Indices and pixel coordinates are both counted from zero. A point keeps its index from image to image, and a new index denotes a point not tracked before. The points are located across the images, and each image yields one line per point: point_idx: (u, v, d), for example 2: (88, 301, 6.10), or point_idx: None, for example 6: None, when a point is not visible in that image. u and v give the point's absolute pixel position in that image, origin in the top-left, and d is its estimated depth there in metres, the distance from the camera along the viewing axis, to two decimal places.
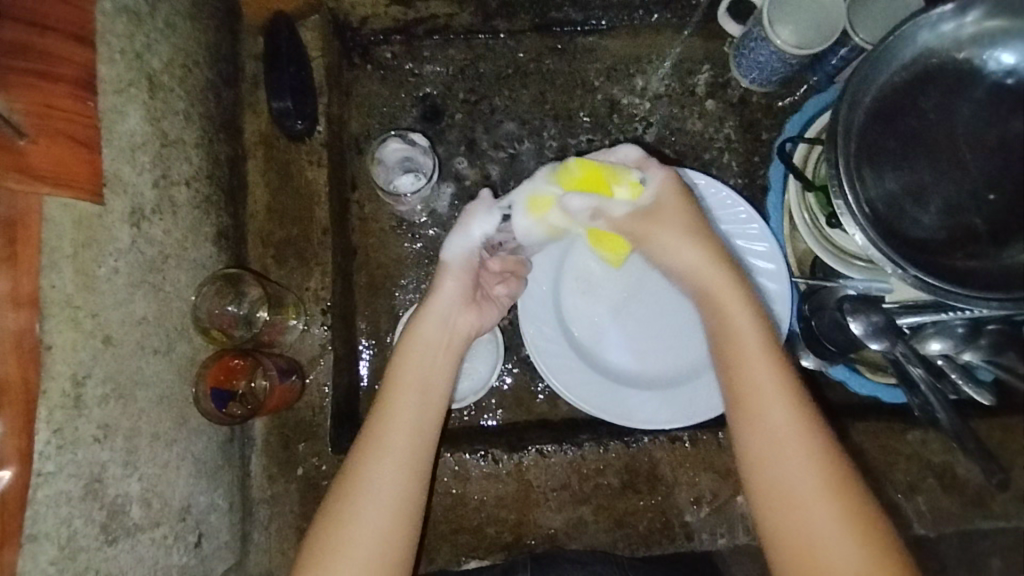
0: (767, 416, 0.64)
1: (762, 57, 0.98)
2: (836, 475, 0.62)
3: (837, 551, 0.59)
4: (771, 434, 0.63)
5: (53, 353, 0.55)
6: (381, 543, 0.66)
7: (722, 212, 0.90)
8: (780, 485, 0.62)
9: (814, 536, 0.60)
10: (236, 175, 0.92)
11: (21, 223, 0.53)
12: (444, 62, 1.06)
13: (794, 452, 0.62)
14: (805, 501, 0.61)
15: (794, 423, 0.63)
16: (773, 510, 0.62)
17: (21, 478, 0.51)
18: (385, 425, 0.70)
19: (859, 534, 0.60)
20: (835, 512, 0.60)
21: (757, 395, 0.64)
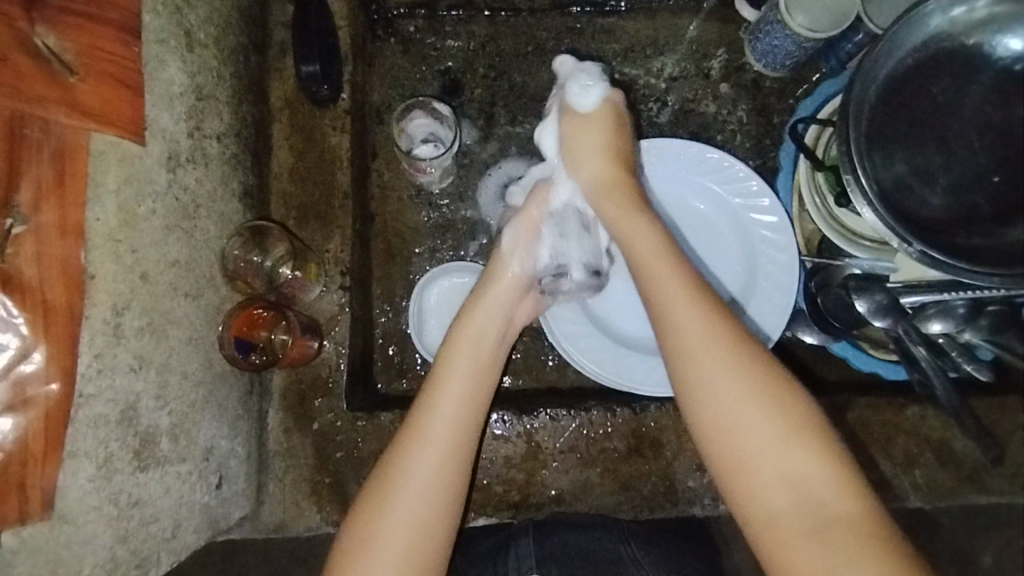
0: (679, 327, 0.65)
1: (777, 41, 1.00)
2: (769, 382, 0.61)
3: (767, 444, 0.59)
4: (691, 347, 0.64)
5: (95, 282, 0.57)
6: (440, 485, 0.70)
7: (732, 184, 0.90)
8: (701, 400, 0.63)
9: (740, 433, 0.60)
10: (261, 138, 0.95)
11: (70, 156, 0.56)
12: (465, 37, 1.08)
13: (710, 352, 0.63)
14: (744, 419, 0.60)
15: (708, 335, 0.64)
16: (701, 419, 0.62)
17: (65, 395, 0.53)
18: (433, 397, 0.73)
19: (793, 434, 0.59)
20: (764, 405, 0.60)
21: (667, 313, 0.66)
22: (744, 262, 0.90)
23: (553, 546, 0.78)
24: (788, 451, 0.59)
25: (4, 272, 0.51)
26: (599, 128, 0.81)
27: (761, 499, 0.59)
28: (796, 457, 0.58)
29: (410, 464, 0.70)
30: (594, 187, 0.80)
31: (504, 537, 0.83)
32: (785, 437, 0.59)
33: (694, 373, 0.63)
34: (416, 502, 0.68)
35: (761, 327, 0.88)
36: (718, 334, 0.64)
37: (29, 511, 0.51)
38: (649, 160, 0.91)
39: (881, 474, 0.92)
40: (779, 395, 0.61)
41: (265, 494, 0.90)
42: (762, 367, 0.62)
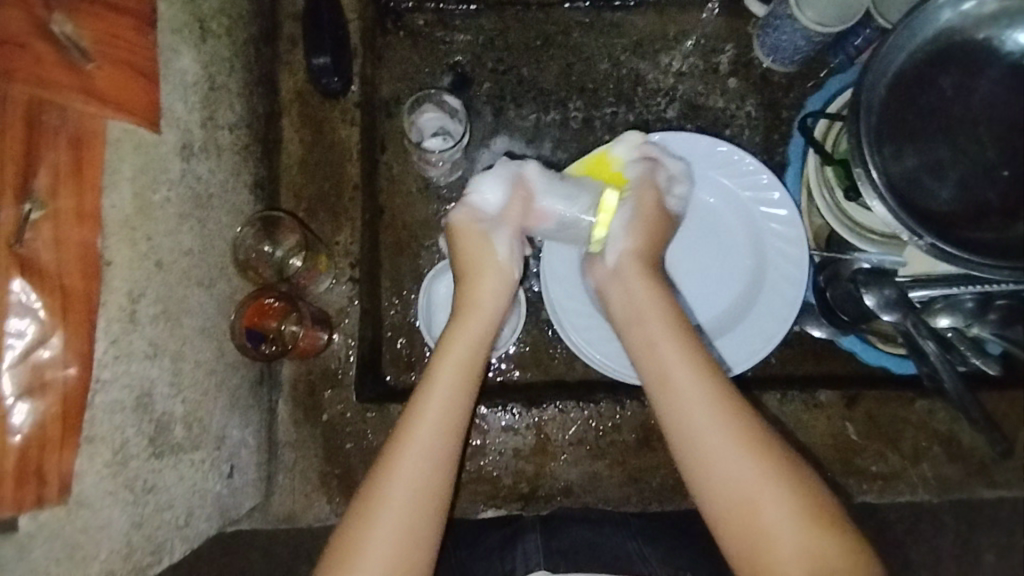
0: (694, 419, 0.67)
1: (786, 35, 1.00)
2: (797, 492, 0.64)
3: (801, 554, 0.62)
4: (717, 463, 0.65)
5: (112, 269, 0.57)
6: (429, 483, 0.67)
7: (742, 177, 0.90)
8: (735, 502, 0.64)
9: (765, 521, 0.63)
10: (271, 130, 0.95)
11: (86, 143, 0.56)
12: (474, 31, 1.08)
13: (727, 453, 0.65)
14: (778, 534, 0.63)
15: (739, 447, 0.65)
16: (723, 502, 0.65)
17: (82, 379, 0.54)
18: (427, 397, 0.71)
19: (807, 510, 0.63)
20: (796, 519, 0.63)
21: (692, 418, 0.67)
22: (754, 256, 0.90)
23: (560, 543, 0.77)
24: (820, 557, 0.61)
25: (22, 256, 0.51)
26: (662, 222, 0.79)
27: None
28: (826, 561, 0.61)
29: (400, 459, 0.67)
30: (637, 258, 0.77)
31: (509, 533, 0.81)
32: (817, 543, 0.62)
33: (729, 496, 0.65)
34: (405, 503, 0.66)
35: (770, 320, 0.88)
36: (748, 442, 0.66)
37: (47, 495, 0.51)
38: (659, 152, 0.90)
39: (889, 467, 0.92)
40: (789, 475, 0.65)
41: (274, 485, 0.90)
42: (786, 473, 0.65)
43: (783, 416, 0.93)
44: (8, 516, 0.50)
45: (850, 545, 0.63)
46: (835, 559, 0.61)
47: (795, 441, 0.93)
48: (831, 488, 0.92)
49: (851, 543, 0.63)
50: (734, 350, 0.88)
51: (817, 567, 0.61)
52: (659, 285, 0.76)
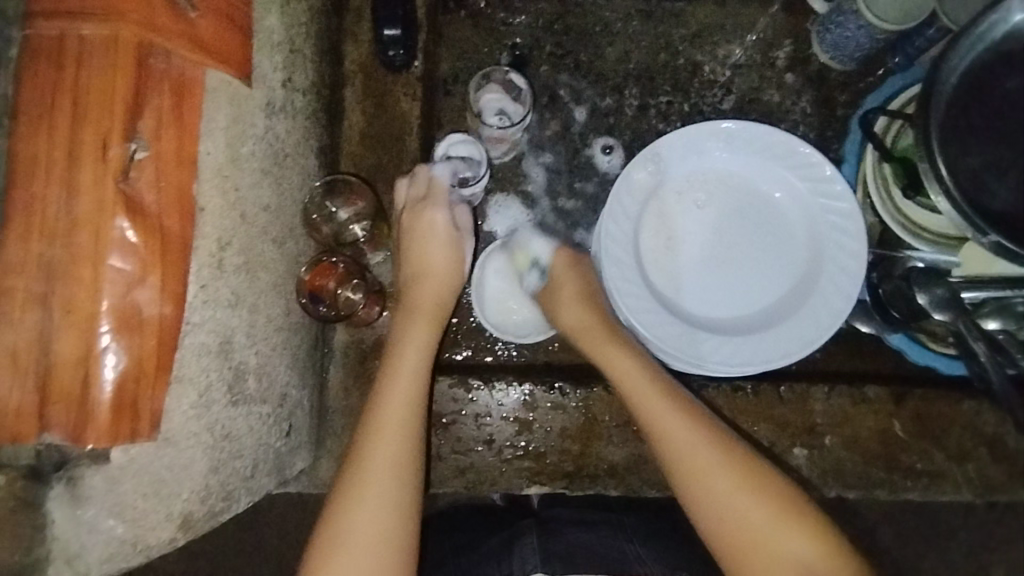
0: (669, 438, 0.75)
1: (849, 32, 1.00)
2: (764, 485, 0.71)
3: (782, 536, 0.69)
4: (700, 460, 0.73)
5: (205, 215, 0.58)
6: (396, 491, 0.70)
7: (802, 169, 0.90)
8: (716, 512, 0.71)
9: (741, 521, 0.70)
10: (335, 99, 0.96)
11: (187, 90, 0.57)
12: (534, 14, 1.09)
13: (704, 463, 0.73)
14: (733, 507, 0.71)
15: (714, 450, 0.73)
16: (706, 510, 0.71)
17: (176, 318, 0.55)
18: (362, 458, 0.72)
19: (771, 502, 0.71)
20: (772, 510, 0.70)
21: (659, 424, 0.76)
22: (809, 248, 0.90)
23: (559, 547, 0.80)
24: (797, 539, 0.69)
25: (127, 193, 0.52)
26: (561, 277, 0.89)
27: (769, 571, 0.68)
28: (804, 544, 0.69)
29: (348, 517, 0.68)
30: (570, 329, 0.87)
31: (507, 536, 0.85)
32: (784, 533, 0.69)
33: (717, 493, 0.71)
34: (375, 515, 0.68)
35: (825, 312, 0.88)
36: (725, 445, 0.74)
37: (140, 431, 0.52)
38: (720, 140, 0.91)
39: (932, 465, 0.93)
40: (754, 475, 0.72)
41: (322, 449, 0.91)
42: (757, 471, 0.72)
43: (830, 409, 0.93)
44: (103, 448, 0.51)
45: (825, 530, 0.70)
46: (815, 541, 0.69)
47: (841, 434, 0.93)
48: (874, 483, 0.92)
49: (828, 527, 0.70)
50: (789, 339, 0.88)
51: (796, 548, 0.68)
52: (610, 345, 0.84)
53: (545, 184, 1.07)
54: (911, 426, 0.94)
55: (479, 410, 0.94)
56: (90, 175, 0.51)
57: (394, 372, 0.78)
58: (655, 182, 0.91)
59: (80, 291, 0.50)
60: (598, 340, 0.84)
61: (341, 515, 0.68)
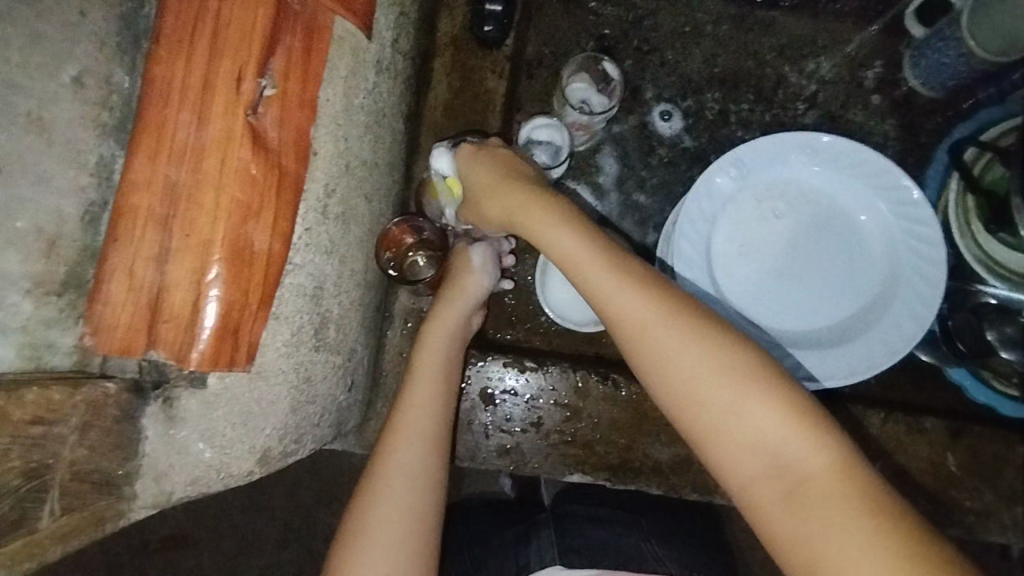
0: (618, 311, 0.63)
1: (946, 59, 0.99)
2: (713, 346, 0.59)
3: (729, 409, 0.58)
4: (638, 329, 0.61)
5: (318, 159, 0.59)
6: (412, 516, 0.70)
7: (887, 190, 0.89)
8: (679, 394, 0.59)
9: (707, 405, 0.58)
10: (425, 68, 0.96)
11: (317, 33, 0.58)
12: (626, 7, 1.09)
13: (661, 336, 0.60)
14: (696, 390, 0.59)
15: (651, 315, 0.61)
16: (665, 393, 0.60)
17: (283, 255, 0.56)
18: (388, 453, 0.73)
19: (740, 379, 0.58)
20: (718, 376, 0.58)
21: (607, 297, 0.63)
22: (884, 270, 0.89)
23: (573, 542, 0.85)
24: (754, 407, 0.57)
25: (254, 127, 0.53)
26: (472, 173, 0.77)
27: (735, 464, 0.57)
28: (761, 413, 0.57)
29: (374, 507, 0.70)
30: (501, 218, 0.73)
31: (524, 531, 0.91)
32: (758, 412, 0.57)
33: (652, 365, 0.61)
34: (401, 505, 0.70)
35: (895, 335, 0.87)
36: (660, 310, 0.61)
37: (238, 360, 0.53)
38: (806, 151, 0.90)
39: (982, 504, 0.91)
40: (725, 348, 0.59)
41: (372, 411, 0.92)
42: (698, 330, 0.60)
43: (885, 435, 0.92)
44: (203, 371, 0.52)
45: (788, 396, 0.58)
46: (769, 407, 0.57)
47: (891, 462, 0.92)
48: (920, 514, 0.91)
49: (793, 397, 0.58)
50: (856, 357, 0.87)
51: (752, 419, 0.57)
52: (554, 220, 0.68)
53: (617, 177, 1.07)
54: (963, 463, 0.92)
55: (530, 391, 0.93)
56: (221, 106, 0.52)
57: (416, 391, 0.77)
58: (735, 186, 0.90)
59: (201, 216, 0.51)
60: (526, 209, 0.70)
61: (363, 528, 0.68)
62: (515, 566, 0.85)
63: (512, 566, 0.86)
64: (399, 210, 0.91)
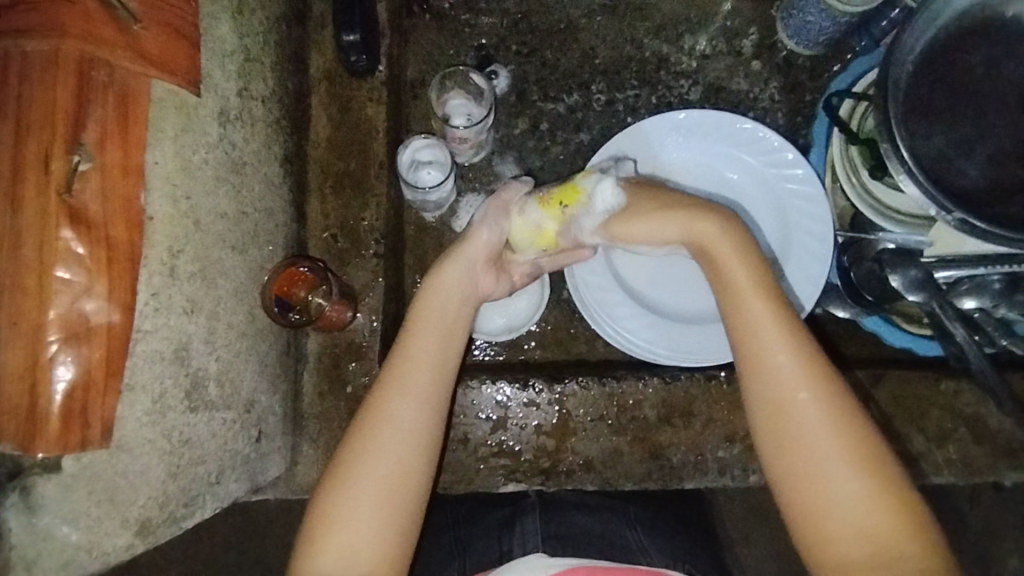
0: (764, 355, 0.64)
1: (811, 17, 1.00)
2: (847, 421, 0.61)
3: (832, 464, 0.60)
4: (771, 375, 0.64)
5: (154, 223, 0.59)
6: (405, 465, 0.65)
7: (764, 155, 0.91)
8: (790, 439, 0.62)
9: (819, 462, 0.61)
10: (301, 107, 0.96)
11: (132, 100, 0.57)
12: (499, 14, 1.09)
13: (792, 389, 0.63)
14: (811, 444, 0.61)
15: (795, 361, 0.64)
16: (780, 436, 0.62)
17: (126, 325, 0.55)
18: (387, 398, 0.67)
19: (857, 450, 0.60)
20: (840, 450, 0.60)
21: (754, 342, 0.65)
22: (777, 233, 0.91)
23: (557, 528, 0.80)
24: (862, 492, 0.59)
25: (71, 205, 0.53)
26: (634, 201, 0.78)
27: (831, 518, 0.59)
28: (870, 501, 0.59)
29: (368, 448, 0.65)
30: (692, 232, 0.72)
31: (509, 513, 0.85)
32: (865, 485, 0.59)
33: (781, 416, 0.63)
34: (392, 456, 0.65)
35: (796, 297, 0.88)
36: (807, 360, 0.64)
37: (91, 439, 0.54)
38: (683, 129, 0.91)
39: (913, 448, 0.92)
40: (852, 419, 0.62)
41: (299, 455, 0.91)
42: (834, 390, 0.63)
43: None
44: (54, 456, 0.52)
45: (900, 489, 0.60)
46: (882, 502, 0.59)
47: None
48: None
49: (903, 488, 0.60)
50: None
51: (860, 506, 0.59)
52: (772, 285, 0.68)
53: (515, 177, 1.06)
54: (887, 411, 0.93)
55: (456, 409, 0.93)
56: (32, 189, 0.52)
57: (422, 335, 0.71)
58: None
59: (27, 302, 0.51)
60: (713, 238, 0.70)
61: (347, 470, 0.64)
62: (497, 552, 0.79)
63: (495, 552, 0.79)
64: (292, 251, 0.91)
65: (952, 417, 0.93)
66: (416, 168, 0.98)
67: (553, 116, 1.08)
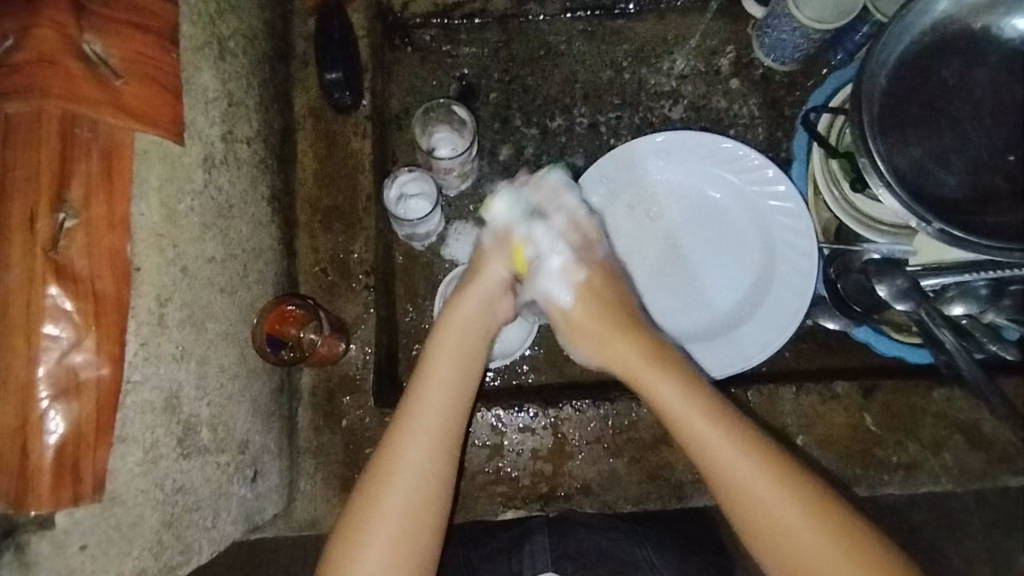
0: (725, 467, 0.65)
1: (785, 34, 1.02)
2: (815, 506, 0.63)
3: (823, 561, 0.62)
4: (738, 488, 0.65)
5: (141, 274, 0.60)
6: (408, 531, 0.67)
7: (746, 173, 0.92)
8: (779, 550, 0.63)
9: (808, 561, 0.62)
10: (287, 145, 0.97)
11: (116, 153, 0.58)
12: (480, 44, 1.11)
13: (760, 495, 0.64)
14: (795, 543, 0.63)
15: (754, 467, 0.65)
16: (766, 543, 0.64)
17: (115, 378, 0.56)
18: (391, 459, 0.69)
19: (836, 537, 0.62)
20: (818, 536, 0.62)
21: (712, 452, 0.66)
22: (761, 249, 0.92)
23: (565, 546, 0.78)
24: (846, 568, 0.61)
25: (57, 261, 0.53)
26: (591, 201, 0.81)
27: None
28: (855, 573, 0.61)
29: (372, 518, 0.67)
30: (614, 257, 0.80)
31: (517, 535, 0.83)
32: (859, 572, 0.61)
33: (744, 507, 0.65)
34: (394, 524, 0.67)
35: (784, 313, 0.90)
36: (761, 462, 0.65)
37: (84, 494, 0.54)
38: (665, 151, 0.93)
39: (909, 457, 0.92)
40: (822, 508, 0.63)
41: (296, 491, 0.91)
42: (796, 482, 0.65)
43: (800, 408, 0.94)
44: (47, 513, 0.53)
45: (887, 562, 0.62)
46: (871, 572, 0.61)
47: (812, 433, 0.93)
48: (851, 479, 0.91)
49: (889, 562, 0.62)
50: (752, 340, 0.89)
51: None
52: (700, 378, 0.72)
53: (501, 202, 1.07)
54: (881, 421, 0.93)
55: None
56: (19, 249, 0.52)
57: (424, 392, 0.73)
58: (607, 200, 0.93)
59: (15, 361, 0.52)
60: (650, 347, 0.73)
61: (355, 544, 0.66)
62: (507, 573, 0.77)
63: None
64: (282, 288, 0.91)
65: (947, 425, 0.93)
66: (399, 202, 0.99)
67: (537, 141, 1.09)
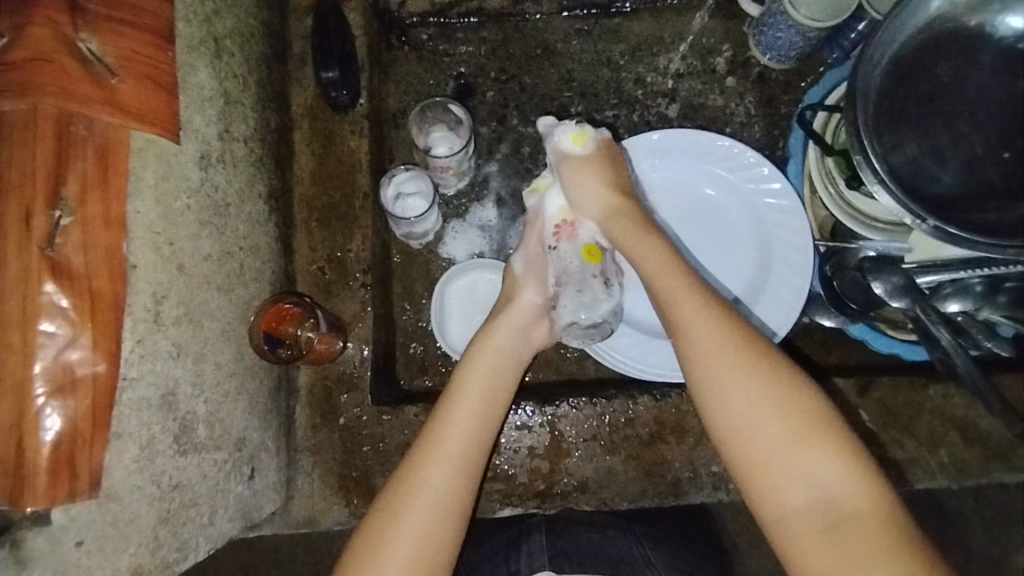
0: (718, 372, 0.67)
1: (781, 33, 1.02)
2: (805, 411, 0.64)
3: (808, 463, 0.61)
4: (730, 394, 0.66)
5: (137, 272, 0.60)
6: (424, 553, 0.68)
7: (742, 171, 0.92)
8: (767, 453, 0.63)
9: (795, 464, 0.62)
10: (285, 143, 0.98)
11: (111, 151, 0.58)
12: (476, 43, 1.11)
13: (749, 395, 0.65)
14: (782, 445, 0.63)
15: (747, 369, 0.66)
16: (754, 445, 0.64)
17: (111, 375, 0.56)
18: (416, 480, 0.71)
19: (822, 440, 0.62)
20: (803, 432, 0.63)
21: (706, 355, 0.68)
22: (757, 246, 0.92)
23: (565, 544, 0.79)
24: (830, 469, 0.61)
25: (52, 259, 0.53)
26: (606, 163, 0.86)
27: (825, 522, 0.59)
28: (841, 478, 0.60)
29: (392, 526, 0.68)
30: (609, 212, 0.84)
31: (515, 532, 0.83)
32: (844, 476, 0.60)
33: (735, 416, 0.65)
34: (412, 532, 0.68)
35: (780, 310, 0.90)
36: (755, 367, 0.66)
37: (80, 490, 0.54)
38: (661, 150, 0.93)
39: (906, 454, 0.92)
40: (813, 414, 0.64)
41: (294, 489, 0.91)
42: (788, 387, 0.65)
43: None
44: (43, 509, 0.53)
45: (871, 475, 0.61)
46: (856, 481, 0.60)
47: None
48: None
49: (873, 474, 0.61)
50: None
51: (831, 482, 0.60)
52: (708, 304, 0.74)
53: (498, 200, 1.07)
54: (878, 418, 0.93)
55: None
56: (15, 246, 0.53)
57: (451, 418, 0.75)
58: None
59: (11, 359, 0.52)
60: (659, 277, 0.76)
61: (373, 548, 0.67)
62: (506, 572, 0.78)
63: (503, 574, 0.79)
64: (279, 287, 0.92)
65: (943, 422, 0.94)
66: (395, 201, 0.99)
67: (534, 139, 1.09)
